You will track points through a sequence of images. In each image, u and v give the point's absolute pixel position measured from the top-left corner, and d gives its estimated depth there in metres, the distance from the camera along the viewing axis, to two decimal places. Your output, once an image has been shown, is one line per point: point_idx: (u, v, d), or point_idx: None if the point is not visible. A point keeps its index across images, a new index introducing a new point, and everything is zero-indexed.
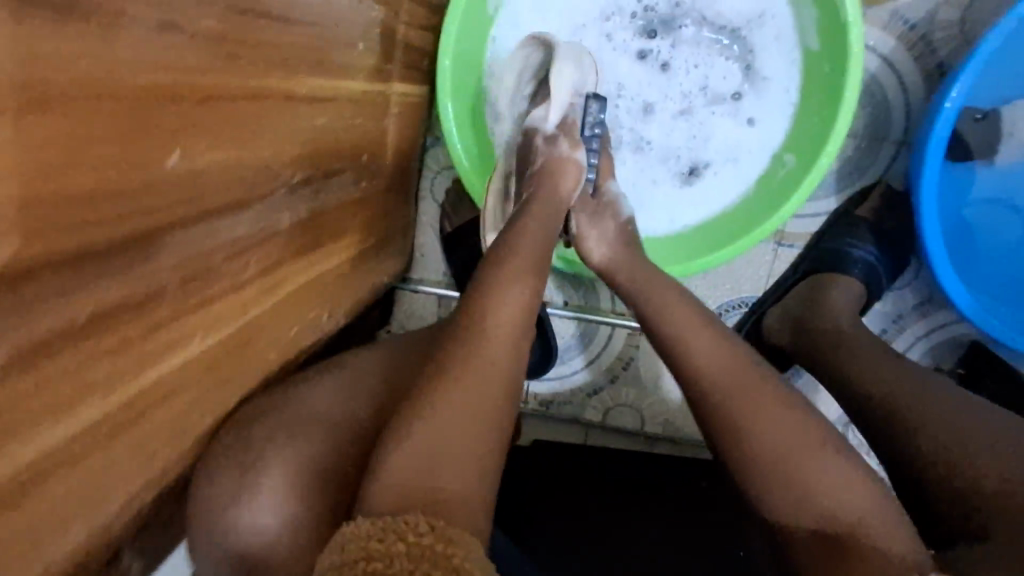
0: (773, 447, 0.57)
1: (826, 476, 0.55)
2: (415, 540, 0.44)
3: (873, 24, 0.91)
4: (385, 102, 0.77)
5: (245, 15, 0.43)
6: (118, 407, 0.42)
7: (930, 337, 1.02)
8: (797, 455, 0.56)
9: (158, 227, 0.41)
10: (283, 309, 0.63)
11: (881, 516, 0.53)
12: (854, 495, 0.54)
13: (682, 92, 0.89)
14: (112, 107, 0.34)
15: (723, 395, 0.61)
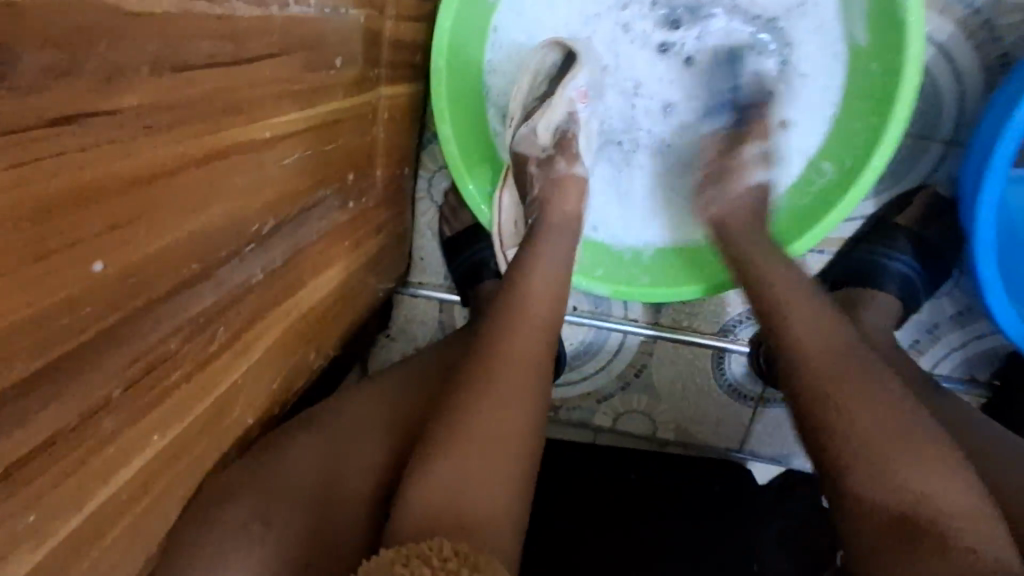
0: (876, 421, 0.51)
1: (927, 458, 0.50)
2: (442, 565, 0.41)
3: (931, 9, 0.80)
4: (372, 115, 0.69)
5: (187, 74, 0.36)
6: (79, 493, 0.37)
7: (967, 349, 0.91)
8: (897, 442, 0.50)
9: (102, 302, 0.34)
10: (260, 368, 0.56)
11: (977, 518, 0.47)
12: (952, 486, 0.48)
13: (709, 90, 0.82)
14: (45, 168, 0.28)
15: (824, 372, 0.55)
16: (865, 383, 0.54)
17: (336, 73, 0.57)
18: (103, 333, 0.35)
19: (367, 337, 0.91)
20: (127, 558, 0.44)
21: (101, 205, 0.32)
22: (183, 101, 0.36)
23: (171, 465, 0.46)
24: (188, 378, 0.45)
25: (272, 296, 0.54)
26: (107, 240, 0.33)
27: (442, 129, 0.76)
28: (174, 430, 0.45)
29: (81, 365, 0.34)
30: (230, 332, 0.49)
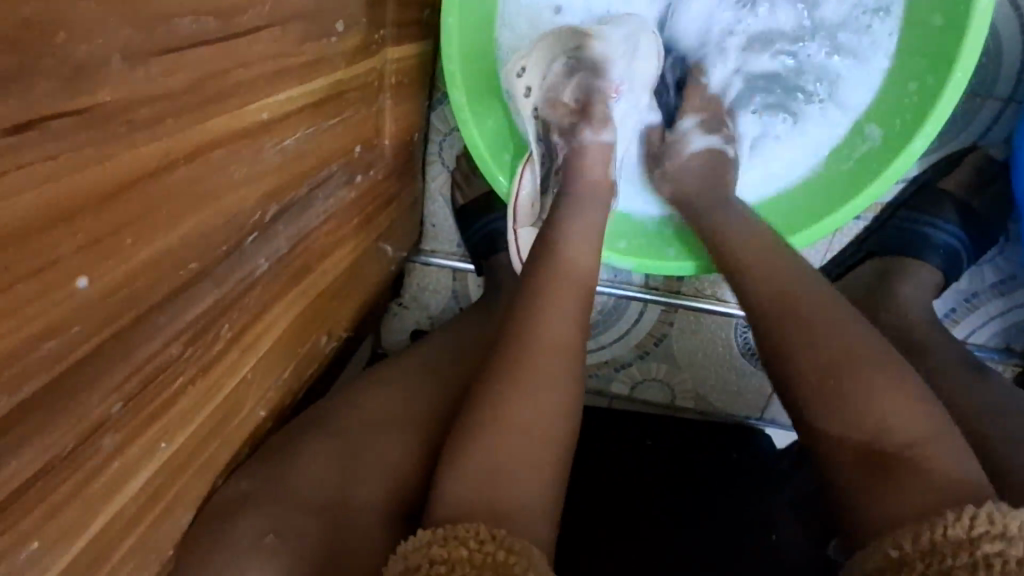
0: (832, 352, 0.49)
1: (886, 377, 0.48)
2: (476, 549, 0.41)
3: None
4: (378, 82, 0.65)
5: (167, 59, 0.32)
6: (82, 507, 0.35)
7: (1009, 319, 0.85)
8: (858, 366, 0.48)
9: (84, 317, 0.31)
10: (269, 360, 0.54)
11: (943, 438, 0.45)
12: (916, 405, 0.47)
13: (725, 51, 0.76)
14: (12, 177, 0.25)
15: (782, 318, 0.53)
16: (825, 322, 0.52)
17: (337, 41, 0.52)
18: (94, 353, 0.33)
19: (380, 310, 0.88)
20: (144, 556, 0.44)
21: (78, 222, 0.29)
22: (166, 91, 0.32)
23: (183, 471, 0.45)
24: (193, 382, 0.43)
25: (278, 287, 0.51)
26: (90, 255, 0.30)
27: (455, 95, 0.71)
28: (181, 437, 0.43)
29: (73, 388, 0.32)
30: (236, 329, 0.46)
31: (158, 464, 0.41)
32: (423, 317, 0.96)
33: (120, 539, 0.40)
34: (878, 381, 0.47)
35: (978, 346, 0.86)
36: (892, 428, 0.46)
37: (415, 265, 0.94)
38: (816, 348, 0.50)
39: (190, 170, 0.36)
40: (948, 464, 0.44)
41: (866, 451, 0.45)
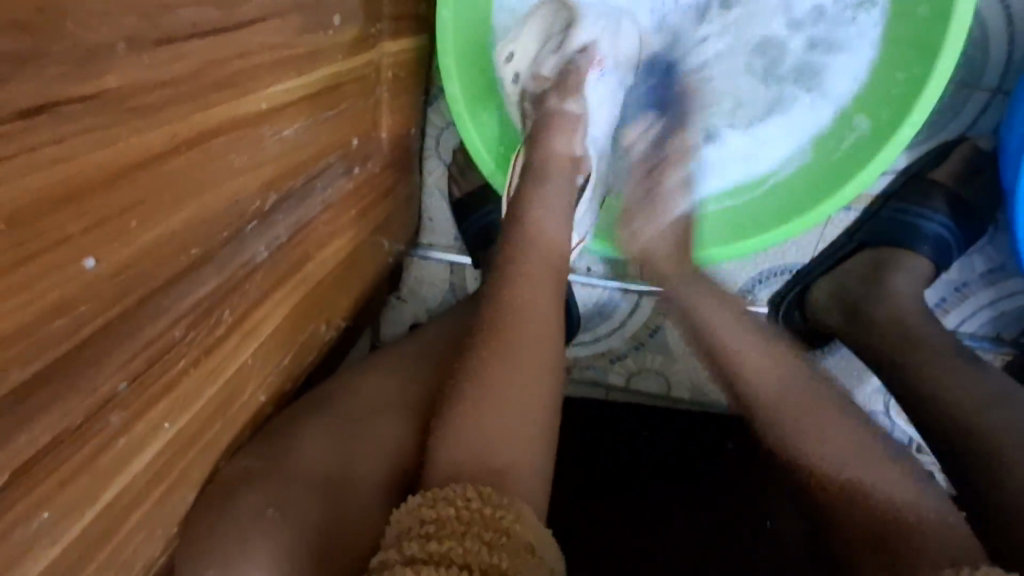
0: (834, 446, 0.56)
1: (882, 466, 0.54)
2: (463, 507, 0.45)
3: None
4: (375, 75, 0.66)
5: (171, 47, 0.33)
6: (91, 481, 0.37)
7: (999, 307, 0.86)
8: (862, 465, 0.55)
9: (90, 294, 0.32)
10: (270, 348, 0.55)
11: (940, 510, 0.51)
12: (910, 485, 0.53)
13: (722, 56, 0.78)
14: (24, 155, 0.26)
15: (788, 419, 0.59)
16: (819, 411, 0.59)
17: (335, 34, 0.54)
18: (102, 330, 0.34)
19: (378, 303, 0.89)
20: (150, 534, 0.45)
21: (86, 201, 0.30)
22: (169, 79, 0.34)
23: (187, 452, 0.46)
24: (197, 365, 0.44)
25: (278, 275, 0.53)
26: (97, 234, 0.32)
27: (450, 86, 0.73)
28: (186, 419, 0.45)
29: (79, 363, 0.33)
30: (238, 315, 0.48)
31: (162, 445, 0.43)
32: (421, 310, 0.97)
33: (128, 515, 0.41)
34: (876, 474, 0.54)
35: (968, 335, 0.87)
36: (898, 507, 0.52)
37: (413, 259, 0.95)
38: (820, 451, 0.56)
39: (195, 157, 0.38)
40: (950, 532, 0.49)
41: (874, 531, 0.51)
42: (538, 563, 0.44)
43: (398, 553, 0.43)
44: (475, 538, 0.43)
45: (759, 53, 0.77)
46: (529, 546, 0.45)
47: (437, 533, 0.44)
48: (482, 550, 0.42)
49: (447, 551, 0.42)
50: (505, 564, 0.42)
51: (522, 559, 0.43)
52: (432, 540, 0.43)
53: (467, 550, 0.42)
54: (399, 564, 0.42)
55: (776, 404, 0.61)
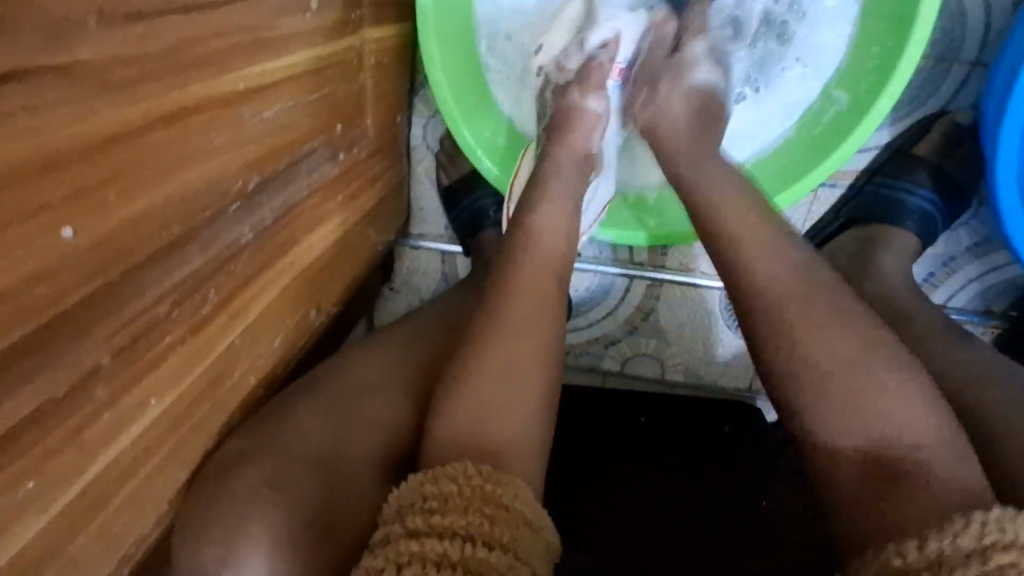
0: (840, 356, 0.51)
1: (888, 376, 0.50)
2: (465, 482, 0.46)
3: None
4: (357, 61, 0.67)
5: (141, 24, 0.34)
6: (78, 452, 0.38)
7: (986, 282, 0.87)
8: (862, 369, 0.51)
9: (65, 268, 0.33)
10: (258, 330, 0.55)
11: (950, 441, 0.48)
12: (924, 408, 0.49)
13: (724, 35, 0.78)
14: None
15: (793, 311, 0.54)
16: (833, 303, 0.54)
17: (313, 18, 0.54)
18: (88, 302, 0.35)
19: (370, 292, 0.90)
20: (142, 509, 0.46)
21: (62, 173, 0.31)
22: (141, 57, 0.35)
23: (175, 429, 0.47)
24: (182, 342, 0.45)
25: (264, 256, 0.53)
26: (76, 208, 0.33)
27: (432, 74, 0.74)
28: (173, 395, 0.45)
29: (64, 336, 0.34)
30: (223, 295, 0.48)
31: (149, 420, 0.43)
32: (414, 299, 0.97)
33: (117, 486, 0.42)
34: (882, 373, 0.50)
35: (957, 310, 0.88)
36: (901, 435, 0.48)
37: (405, 249, 0.96)
38: (817, 351, 0.52)
39: (173, 135, 0.39)
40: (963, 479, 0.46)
41: (884, 471, 0.47)
42: (535, 536, 0.46)
43: (401, 527, 0.44)
44: (477, 512, 0.44)
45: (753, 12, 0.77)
46: (527, 519, 0.46)
47: (440, 507, 0.45)
48: (484, 523, 0.43)
49: (449, 524, 0.43)
50: (506, 538, 0.43)
51: (521, 533, 0.45)
52: (434, 514, 0.44)
53: (470, 524, 0.43)
54: (403, 535, 0.43)
55: (784, 308, 0.55)
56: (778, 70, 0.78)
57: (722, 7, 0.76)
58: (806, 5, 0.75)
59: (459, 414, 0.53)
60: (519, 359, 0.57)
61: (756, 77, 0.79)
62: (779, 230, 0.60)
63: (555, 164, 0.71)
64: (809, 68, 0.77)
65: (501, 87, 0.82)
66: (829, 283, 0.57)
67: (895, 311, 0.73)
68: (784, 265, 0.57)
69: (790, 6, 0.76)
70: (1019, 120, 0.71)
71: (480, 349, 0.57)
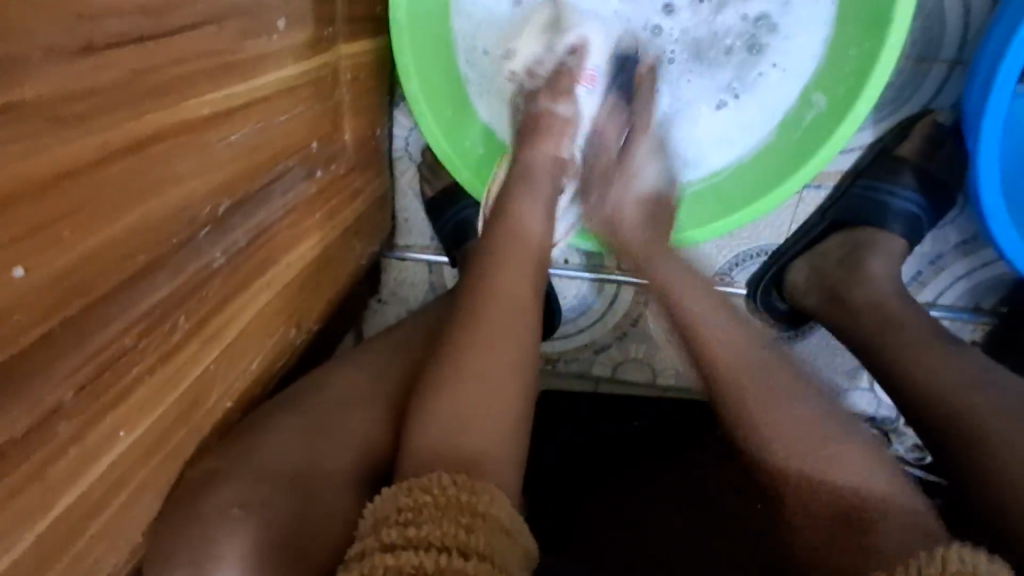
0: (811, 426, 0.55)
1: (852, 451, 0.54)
2: (440, 493, 0.46)
3: None
4: (332, 77, 0.66)
5: (92, 56, 0.34)
6: (44, 489, 0.37)
7: (974, 278, 0.86)
8: (823, 446, 0.54)
9: (18, 305, 0.33)
10: (235, 351, 0.55)
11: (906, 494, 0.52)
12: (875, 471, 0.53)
13: (699, 41, 0.78)
14: None
15: (744, 378, 0.59)
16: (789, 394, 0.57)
17: (282, 37, 0.54)
18: (45, 339, 0.35)
19: (357, 306, 0.89)
20: (115, 538, 0.46)
21: (12, 213, 0.31)
22: (95, 89, 0.35)
23: (148, 458, 0.47)
24: (151, 372, 0.45)
25: (239, 279, 0.53)
26: (29, 245, 0.32)
27: (409, 88, 0.73)
28: (144, 425, 0.45)
29: (23, 373, 0.34)
30: (195, 321, 0.48)
31: (117, 452, 0.43)
32: (403, 310, 0.97)
33: (89, 519, 0.42)
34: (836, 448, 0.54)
35: (946, 308, 0.87)
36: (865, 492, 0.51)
37: (391, 260, 0.95)
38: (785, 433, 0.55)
39: (134, 165, 0.39)
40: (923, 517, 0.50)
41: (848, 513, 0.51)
42: (512, 543, 0.45)
43: (376, 539, 0.44)
44: (452, 521, 0.44)
45: (728, 21, 0.77)
46: (504, 528, 0.45)
47: (415, 519, 0.44)
48: (459, 531, 0.43)
49: (425, 535, 0.42)
50: (481, 544, 0.43)
51: (497, 540, 0.44)
52: (409, 527, 0.43)
53: (445, 533, 0.42)
54: (379, 549, 0.43)
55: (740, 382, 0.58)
56: (757, 73, 0.78)
57: (696, 25, 0.78)
58: (779, 12, 0.75)
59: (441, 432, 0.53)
60: (499, 379, 0.56)
61: (737, 84, 0.79)
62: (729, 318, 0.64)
63: (525, 166, 0.73)
64: (787, 71, 0.77)
65: (483, 99, 0.82)
66: (769, 354, 0.61)
67: (883, 315, 0.73)
68: (737, 351, 0.61)
69: (765, 9, 0.76)
70: (1001, 114, 0.69)
71: (458, 363, 0.57)
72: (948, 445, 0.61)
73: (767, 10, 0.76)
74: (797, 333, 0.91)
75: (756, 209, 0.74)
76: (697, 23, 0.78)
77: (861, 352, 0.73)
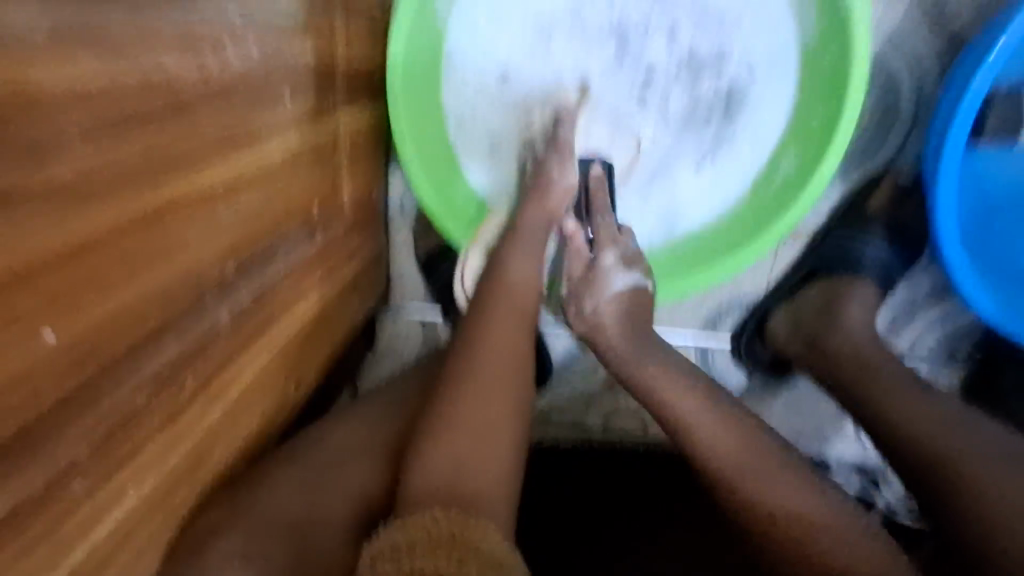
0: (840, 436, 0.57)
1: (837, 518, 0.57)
2: (433, 527, 0.47)
3: (910, 26, 0.82)
4: (331, 145, 0.70)
5: (114, 136, 0.37)
6: (54, 549, 0.38)
7: (948, 324, 0.90)
8: (821, 522, 0.57)
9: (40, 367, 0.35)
10: (237, 410, 0.57)
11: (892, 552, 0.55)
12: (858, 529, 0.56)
13: (673, 109, 0.83)
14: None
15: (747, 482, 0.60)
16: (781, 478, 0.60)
17: (287, 111, 0.58)
18: (64, 398, 0.37)
19: (353, 362, 0.91)
20: None
21: (38, 282, 0.34)
22: (117, 165, 0.38)
23: (152, 517, 0.48)
24: (159, 430, 0.46)
25: (243, 338, 0.55)
26: (54, 310, 0.35)
27: (405, 155, 0.79)
28: (151, 482, 0.46)
29: (40, 432, 0.36)
30: (202, 378, 0.50)
31: (125, 509, 0.44)
32: (396, 365, 0.99)
33: None
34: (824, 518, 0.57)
35: (925, 353, 0.91)
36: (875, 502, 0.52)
37: (387, 316, 0.98)
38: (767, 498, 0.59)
39: (148, 232, 0.41)
40: None
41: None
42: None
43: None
44: (445, 556, 0.45)
45: (701, 92, 0.82)
46: (497, 560, 0.46)
47: (409, 554, 0.45)
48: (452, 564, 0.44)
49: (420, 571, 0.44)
50: None
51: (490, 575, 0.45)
52: (404, 564, 0.44)
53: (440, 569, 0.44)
54: None
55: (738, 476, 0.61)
56: (730, 136, 0.83)
57: (673, 95, 0.83)
58: (747, 87, 0.81)
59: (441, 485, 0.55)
60: (495, 432, 0.58)
61: (712, 147, 0.84)
62: (703, 402, 0.67)
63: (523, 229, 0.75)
64: (756, 136, 0.82)
65: (474, 161, 0.86)
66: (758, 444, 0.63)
67: (862, 364, 0.76)
68: (732, 444, 0.63)
69: (733, 81, 0.81)
70: (954, 172, 0.75)
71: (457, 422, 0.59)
72: (933, 487, 0.63)
73: (737, 84, 0.81)
74: (783, 382, 0.93)
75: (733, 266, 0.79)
76: (671, 95, 0.83)
77: (844, 398, 0.76)
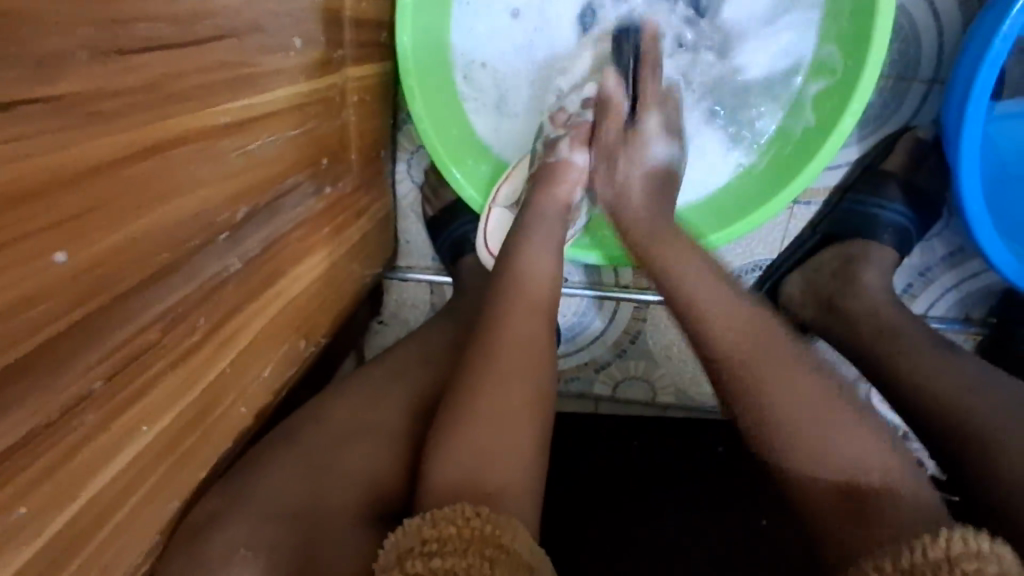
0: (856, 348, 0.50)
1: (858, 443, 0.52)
2: (462, 523, 0.46)
3: None
4: (340, 98, 0.69)
5: (123, 59, 0.36)
6: (62, 481, 0.38)
7: (962, 289, 0.89)
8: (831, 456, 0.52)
9: (52, 288, 0.34)
10: (247, 358, 0.56)
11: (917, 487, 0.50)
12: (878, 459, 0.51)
13: (707, 68, 0.82)
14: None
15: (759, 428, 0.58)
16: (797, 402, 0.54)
17: (296, 56, 0.57)
18: (74, 325, 0.36)
19: (360, 326, 0.90)
20: (128, 535, 0.46)
21: (49, 202, 0.33)
22: (127, 89, 0.37)
23: (160, 461, 0.47)
24: (169, 371, 0.45)
25: (251, 288, 0.54)
26: (62, 234, 0.34)
27: (414, 108, 0.76)
28: (161, 424, 0.46)
29: (48, 361, 0.35)
30: (211, 322, 0.49)
31: (134, 449, 0.43)
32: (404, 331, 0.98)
33: (104, 518, 0.42)
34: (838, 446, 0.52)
35: (938, 319, 0.90)
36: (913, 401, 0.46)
37: (392, 282, 0.97)
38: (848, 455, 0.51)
39: (157, 164, 0.40)
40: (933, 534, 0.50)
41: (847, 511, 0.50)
42: None
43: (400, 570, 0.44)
44: (475, 554, 0.44)
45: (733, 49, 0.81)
46: (526, 563, 0.45)
47: (438, 550, 0.44)
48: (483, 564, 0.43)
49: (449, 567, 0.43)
50: None
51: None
52: (433, 559, 0.44)
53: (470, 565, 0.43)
54: None
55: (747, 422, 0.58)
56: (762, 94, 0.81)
57: (708, 55, 0.82)
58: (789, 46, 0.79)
59: (460, 445, 0.54)
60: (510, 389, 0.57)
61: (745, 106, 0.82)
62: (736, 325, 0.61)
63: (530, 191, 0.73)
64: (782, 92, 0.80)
65: (485, 122, 0.85)
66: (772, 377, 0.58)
67: (878, 324, 0.75)
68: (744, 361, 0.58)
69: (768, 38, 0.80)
70: (978, 126, 0.73)
71: (471, 384, 0.58)
72: (955, 455, 0.62)
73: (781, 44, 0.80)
74: None
75: (753, 219, 0.77)
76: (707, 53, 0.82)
77: (860, 361, 0.75)
